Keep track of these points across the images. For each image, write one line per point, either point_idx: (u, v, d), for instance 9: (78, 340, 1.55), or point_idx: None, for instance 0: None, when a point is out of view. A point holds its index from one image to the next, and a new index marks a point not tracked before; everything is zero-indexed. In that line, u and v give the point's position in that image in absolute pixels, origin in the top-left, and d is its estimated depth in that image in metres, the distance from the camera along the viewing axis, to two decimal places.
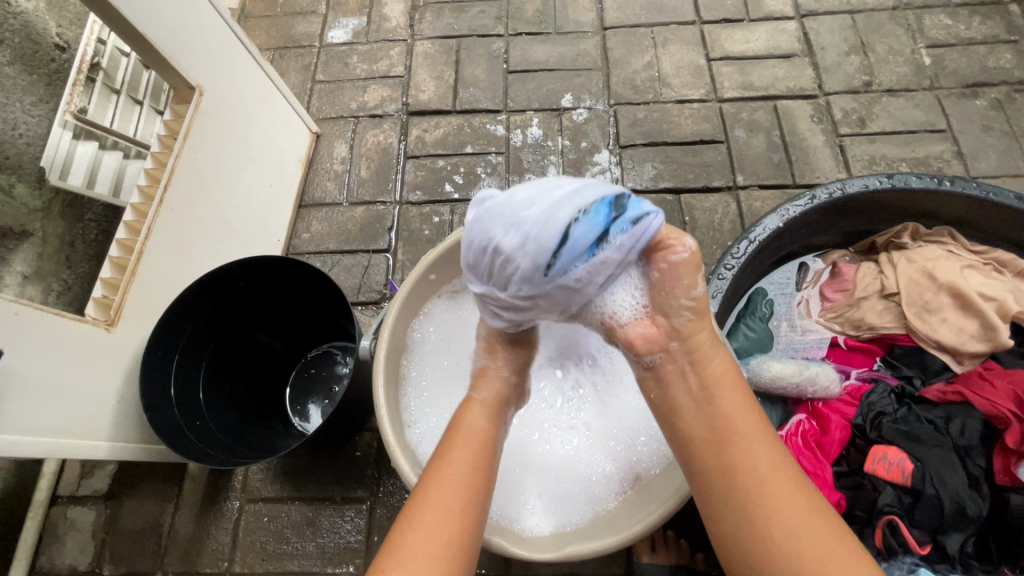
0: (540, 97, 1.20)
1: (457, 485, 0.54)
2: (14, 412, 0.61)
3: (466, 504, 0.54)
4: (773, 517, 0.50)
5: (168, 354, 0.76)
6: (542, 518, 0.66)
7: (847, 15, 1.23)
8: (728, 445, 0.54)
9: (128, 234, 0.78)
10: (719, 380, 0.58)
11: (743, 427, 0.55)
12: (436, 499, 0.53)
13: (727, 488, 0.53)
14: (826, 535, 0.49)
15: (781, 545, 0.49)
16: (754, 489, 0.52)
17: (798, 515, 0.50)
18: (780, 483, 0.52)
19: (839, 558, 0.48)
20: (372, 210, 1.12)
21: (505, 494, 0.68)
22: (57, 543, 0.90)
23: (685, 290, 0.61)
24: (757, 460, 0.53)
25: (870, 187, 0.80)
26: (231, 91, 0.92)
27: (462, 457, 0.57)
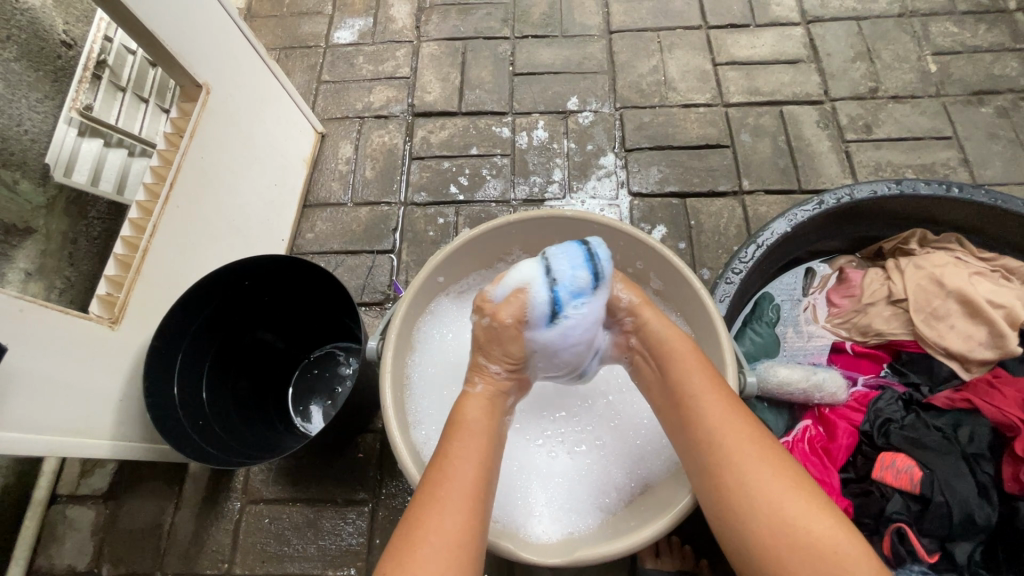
0: (546, 100, 1.20)
1: (466, 477, 0.53)
2: (16, 410, 0.60)
3: (473, 498, 0.52)
4: (740, 471, 0.52)
5: (173, 351, 0.76)
6: (549, 526, 0.65)
7: (853, 22, 1.23)
8: (692, 410, 0.57)
9: (133, 232, 0.77)
10: (675, 350, 0.61)
11: (699, 390, 0.58)
12: (448, 494, 0.52)
13: (693, 450, 0.56)
14: (779, 484, 0.51)
15: (739, 498, 0.52)
16: (719, 448, 0.54)
17: (761, 467, 0.52)
18: (739, 441, 0.54)
19: (792, 503, 0.50)
20: (377, 211, 1.12)
21: (511, 502, 0.67)
22: (55, 543, 0.89)
23: (615, 301, 0.66)
24: (713, 415, 0.56)
25: (878, 193, 0.80)
26: (238, 89, 0.92)
27: (467, 451, 0.55)
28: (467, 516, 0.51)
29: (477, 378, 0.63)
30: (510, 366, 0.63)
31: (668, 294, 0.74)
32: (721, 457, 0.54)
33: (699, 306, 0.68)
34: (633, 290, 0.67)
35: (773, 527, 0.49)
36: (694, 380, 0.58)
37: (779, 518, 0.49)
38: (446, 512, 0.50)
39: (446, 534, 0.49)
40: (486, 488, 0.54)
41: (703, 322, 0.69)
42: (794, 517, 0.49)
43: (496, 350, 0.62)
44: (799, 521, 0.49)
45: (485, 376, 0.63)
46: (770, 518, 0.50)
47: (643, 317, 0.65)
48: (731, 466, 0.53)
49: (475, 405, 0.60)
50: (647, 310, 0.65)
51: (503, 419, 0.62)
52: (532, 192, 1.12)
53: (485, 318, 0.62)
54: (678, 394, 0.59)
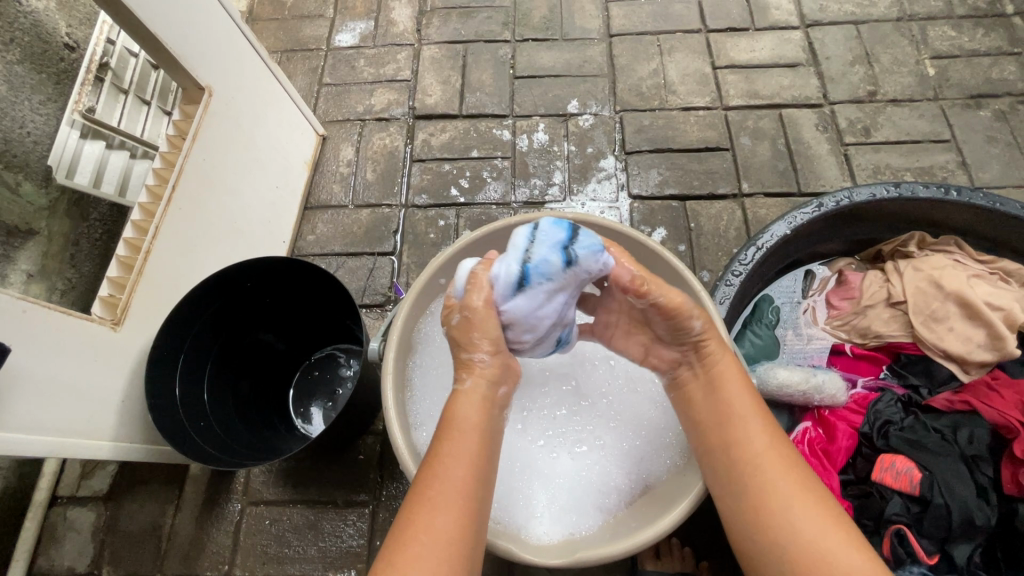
0: (547, 103, 1.21)
1: (452, 476, 0.53)
2: (19, 411, 0.60)
3: (459, 498, 0.52)
4: (780, 500, 0.53)
5: (174, 352, 0.76)
6: (550, 527, 0.65)
7: (852, 26, 1.24)
8: (735, 435, 0.58)
9: (135, 233, 0.78)
10: (721, 375, 0.62)
11: (746, 418, 0.58)
12: (433, 495, 0.52)
13: (732, 474, 0.56)
14: (821, 515, 0.51)
15: (776, 527, 0.52)
16: (760, 475, 0.55)
17: (803, 499, 0.53)
18: (781, 470, 0.54)
19: (832, 535, 0.50)
20: (377, 213, 1.12)
21: (512, 503, 0.67)
22: (55, 545, 0.89)
23: (687, 327, 0.61)
24: (757, 443, 0.56)
25: (877, 196, 0.80)
26: (240, 92, 0.92)
27: (451, 451, 0.55)
28: (456, 517, 0.51)
29: (465, 372, 0.61)
30: (491, 352, 0.60)
31: None
32: (761, 486, 0.54)
33: (697, 307, 0.69)
34: (706, 318, 0.62)
35: (811, 557, 0.50)
36: (742, 406, 0.59)
37: (818, 551, 0.50)
38: (431, 512, 0.51)
39: (434, 536, 0.50)
40: (476, 485, 0.54)
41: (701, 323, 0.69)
42: (832, 549, 0.49)
43: (473, 341, 0.60)
44: (838, 557, 0.49)
45: (472, 370, 0.60)
46: (807, 550, 0.50)
47: (713, 345, 0.62)
48: (772, 495, 0.53)
49: (468, 402, 0.59)
50: (714, 338, 0.62)
51: (496, 411, 0.61)
52: (533, 194, 1.12)
53: (457, 314, 0.61)
54: (722, 419, 0.59)
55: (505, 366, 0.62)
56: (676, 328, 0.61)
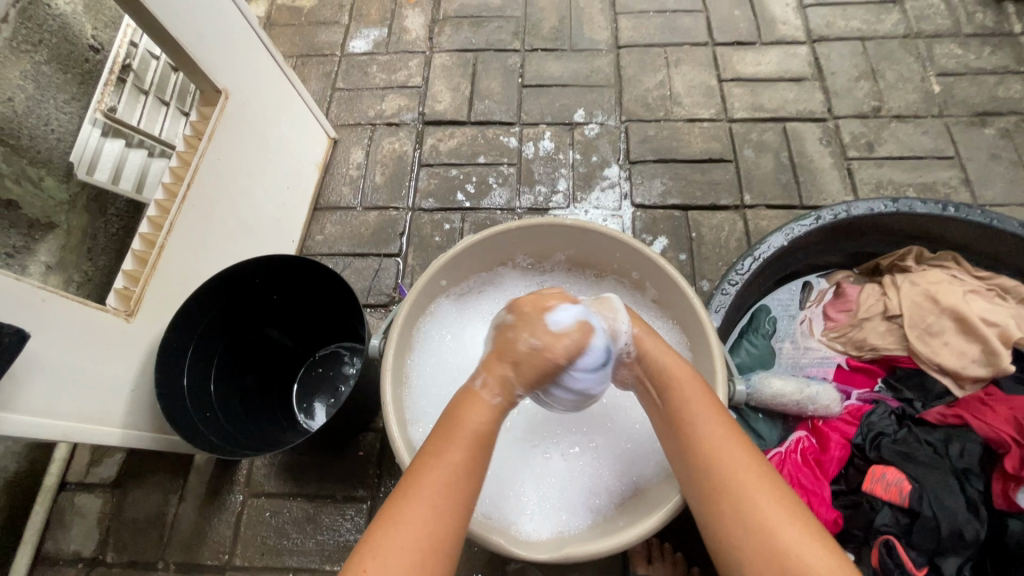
0: (554, 112, 1.23)
1: (451, 486, 0.53)
2: (37, 397, 0.62)
3: (450, 505, 0.52)
4: (733, 497, 0.53)
5: (183, 344, 0.78)
6: (540, 524, 0.66)
7: (858, 42, 1.25)
8: (689, 435, 0.57)
9: (150, 229, 0.80)
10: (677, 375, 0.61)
11: (703, 418, 0.57)
12: (424, 502, 0.52)
13: (691, 476, 0.56)
14: (777, 511, 0.51)
15: (736, 523, 0.52)
16: (714, 473, 0.54)
17: (758, 494, 0.52)
18: (735, 467, 0.54)
19: (788, 532, 0.50)
20: (385, 215, 1.15)
21: (504, 500, 0.68)
22: (62, 529, 0.92)
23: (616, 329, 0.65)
24: (708, 442, 0.56)
25: (875, 210, 0.81)
26: (255, 95, 0.95)
27: (452, 460, 0.54)
28: (444, 527, 0.52)
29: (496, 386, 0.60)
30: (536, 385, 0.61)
31: (664, 301, 0.74)
32: (722, 485, 0.54)
33: (692, 315, 0.69)
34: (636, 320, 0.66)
35: (764, 552, 0.50)
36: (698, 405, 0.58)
37: (778, 546, 0.49)
38: (422, 519, 0.51)
39: (421, 542, 0.50)
40: (471, 496, 0.54)
41: (696, 330, 0.69)
42: (785, 544, 0.49)
43: (530, 372, 0.60)
44: (796, 549, 0.49)
45: (509, 393, 0.60)
46: (769, 548, 0.50)
47: (646, 346, 0.64)
48: (727, 492, 0.53)
49: (476, 413, 0.58)
50: (648, 338, 0.65)
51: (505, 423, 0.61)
52: (537, 201, 1.14)
53: (533, 341, 0.60)
54: (675, 418, 0.59)
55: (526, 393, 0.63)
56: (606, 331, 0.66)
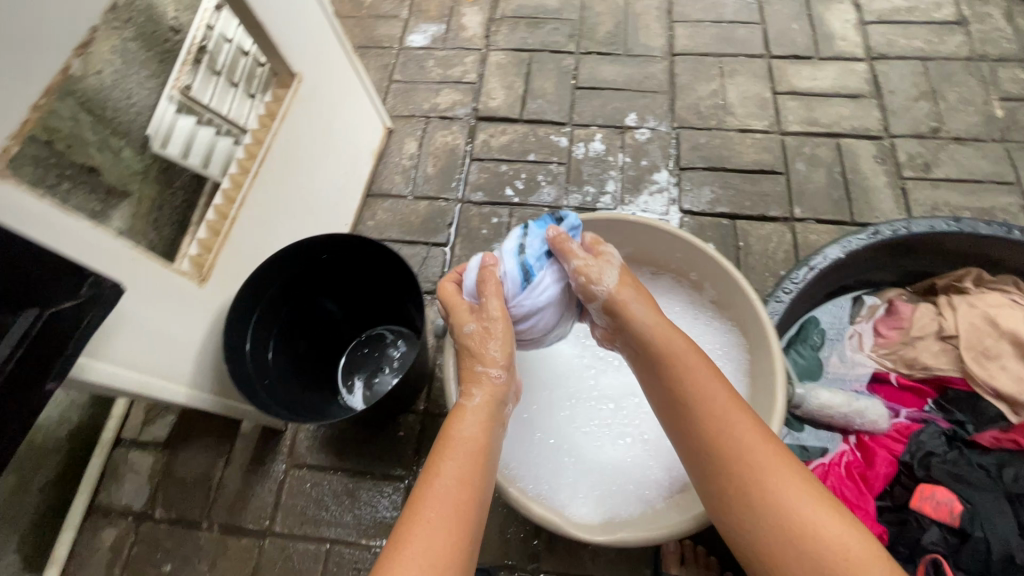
0: (605, 115, 1.24)
1: (450, 492, 0.55)
2: (121, 348, 0.66)
3: (453, 519, 0.53)
4: (743, 471, 0.54)
5: (249, 310, 0.81)
6: (591, 509, 0.68)
7: (919, 61, 1.24)
8: (695, 412, 0.58)
9: (223, 201, 0.83)
10: (679, 353, 0.62)
11: (704, 389, 0.59)
12: (430, 507, 0.53)
13: (701, 452, 0.57)
14: (788, 482, 0.52)
15: (749, 496, 0.53)
16: (725, 449, 0.55)
17: (768, 466, 0.53)
18: (744, 440, 0.55)
19: (799, 501, 0.51)
20: (435, 206, 1.18)
21: (557, 484, 0.70)
22: (115, 483, 0.96)
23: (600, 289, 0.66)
24: (715, 415, 0.57)
25: (935, 229, 0.81)
26: (324, 81, 0.99)
27: (449, 465, 0.57)
28: (452, 523, 0.53)
29: (473, 389, 0.65)
30: (506, 369, 0.65)
31: (724, 303, 0.75)
32: (734, 461, 0.54)
33: (751, 315, 0.69)
34: (622, 282, 0.66)
35: (779, 523, 0.51)
36: (706, 386, 0.59)
37: (791, 516, 0.50)
38: (432, 535, 0.51)
39: (429, 549, 0.50)
40: (474, 489, 0.56)
41: (755, 333, 0.69)
42: (799, 513, 0.50)
43: (490, 354, 0.65)
44: (811, 518, 0.50)
45: (483, 384, 0.64)
46: (782, 515, 0.51)
47: (633, 309, 0.65)
48: (737, 466, 0.54)
49: (467, 420, 0.62)
50: (631, 305, 0.65)
51: (499, 431, 0.63)
52: (585, 201, 1.16)
53: (471, 324, 0.67)
54: (676, 395, 0.60)
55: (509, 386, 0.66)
56: (589, 294, 0.66)
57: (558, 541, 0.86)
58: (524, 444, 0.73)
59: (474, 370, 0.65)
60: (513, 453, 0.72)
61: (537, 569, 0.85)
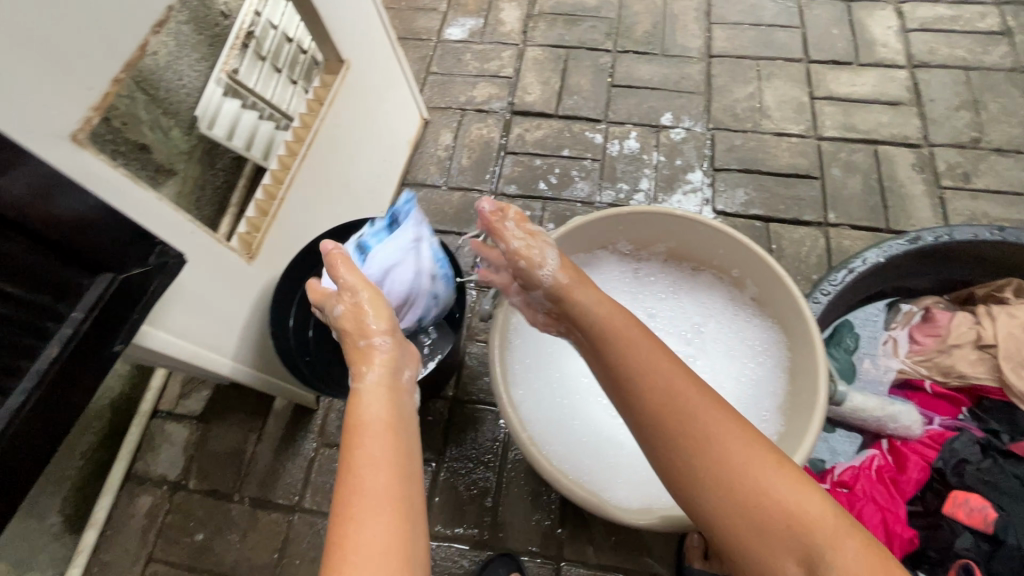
0: (641, 113, 1.25)
1: (376, 486, 0.48)
2: (176, 320, 0.68)
3: (388, 514, 0.47)
4: (699, 444, 0.53)
5: (292, 289, 0.84)
6: (630, 494, 0.69)
7: (961, 71, 1.22)
8: (643, 391, 0.57)
9: (272, 181, 0.85)
10: (627, 330, 0.61)
11: (650, 366, 0.58)
12: (363, 507, 0.47)
13: (655, 431, 0.56)
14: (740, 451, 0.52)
15: (705, 469, 0.52)
16: (678, 424, 0.55)
17: (724, 438, 0.53)
18: (697, 413, 0.54)
19: (752, 468, 0.51)
20: (468, 197, 1.19)
21: (596, 469, 0.71)
22: (151, 452, 0.99)
23: (542, 272, 0.65)
24: (664, 391, 0.56)
25: (979, 237, 0.80)
26: (369, 69, 1.00)
27: (372, 453, 0.50)
28: (392, 518, 0.47)
29: (365, 369, 0.59)
30: (389, 335, 0.61)
31: (764, 301, 0.76)
32: (690, 438, 0.54)
33: (794, 314, 0.69)
34: (563, 261, 0.66)
35: (734, 493, 0.51)
36: (653, 362, 0.58)
37: (744, 485, 0.50)
38: (372, 537, 0.46)
39: (366, 553, 0.45)
40: (407, 471, 0.51)
41: (796, 331, 0.70)
42: (754, 480, 0.50)
43: (366, 325, 0.61)
44: (767, 485, 0.50)
45: (371, 359, 0.59)
46: (739, 485, 0.51)
47: (573, 287, 0.65)
48: (692, 440, 0.53)
49: (369, 400, 0.56)
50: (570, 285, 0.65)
51: (406, 399, 0.59)
52: (618, 198, 1.16)
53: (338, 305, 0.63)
54: (622, 374, 0.59)
55: (403, 351, 0.62)
56: (533, 280, 0.66)
57: (582, 531, 0.88)
58: (568, 433, 0.75)
59: (360, 345, 0.61)
60: (553, 438, 0.74)
61: (561, 557, 0.86)
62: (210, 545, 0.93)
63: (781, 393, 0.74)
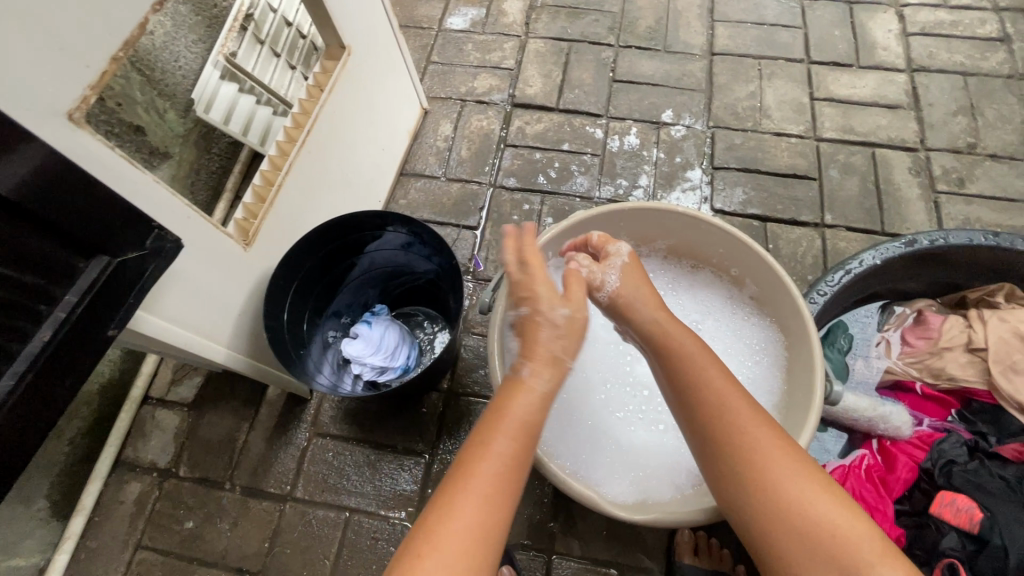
0: (642, 109, 1.25)
1: (477, 483, 0.51)
2: (170, 304, 0.67)
3: (478, 510, 0.49)
4: (749, 459, 0.55)
5: (290, 279, 0.82)
6: (622, 489, 0.69)
7: (960, 76, 1.23)
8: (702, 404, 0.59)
9: (270, 168, 0.85)
10: (681, 342, 0.63)
11: (707, 380, 0.60)
12: (452, 516, 0.49)
13: (707, 442, 0.58)
14: (788, 472, 0.53)
15: (751, 485, 0.54)
16: (727, 436, 0.57)
17: (773, 456, 0.54)
18: (749, 428, 0.56)
19: (795, 490, 0.52)
20: (467, 188, 1.19)
21: (590, 463, 0.72)
22: (141, 439, 0.98)
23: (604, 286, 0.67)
24: (720, 404, 0.58)
25: (974, 242, 0.81)
26: (369, 55, 0.99)
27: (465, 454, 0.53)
28: (480, 515, 0.49)
29: (542, 373, 0.58)
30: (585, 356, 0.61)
31: (764, 300, 0.77)
32: (742, 453, 0.55)
33: (792, 313, 0.70)
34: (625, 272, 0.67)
35: (777, 511, 0.52)
36: (711, 377, 0.60)
37: (786, 505, 0.52)
38: (463, 528, 0.48)
39: (458, 543, 0.47)
40: (506, 484, 0.52)
41: (793, 329, 0.71)
42: (797, 504, 0.52)
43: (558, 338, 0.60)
44: (807, 508, 0.52)
45: (550, 368, 0.58)
46: (784, 506, 0.52)
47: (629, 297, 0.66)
48: (745, 457, 0.55)
49: (527, 404, 0.56)
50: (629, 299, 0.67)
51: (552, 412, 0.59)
52: (617, 193, 1.16)
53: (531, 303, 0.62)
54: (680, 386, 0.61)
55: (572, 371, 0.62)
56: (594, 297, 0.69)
57: (575, 525, 0.88)
58: (561, 425, 0.75)
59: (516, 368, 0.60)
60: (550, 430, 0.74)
61: (553, 550, 0.87)
62: (200, 534, 0.92)
63: (778, 391, 0.74)
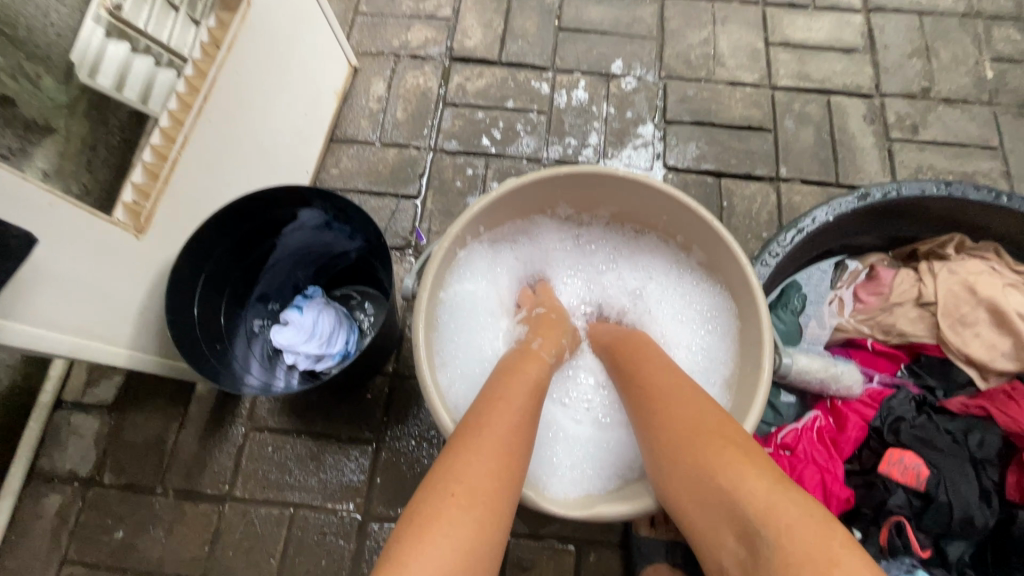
0: (590, 60, 1.16)
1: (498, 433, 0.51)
2: (39, 304, 0.60)
3: (490, 458, 0.49)
4: (684, 441, 0.52)
5: (196, 269, 0.75)
6: (566, 484, 0.67)
7: (916, 16, 1.18)
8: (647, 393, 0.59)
9: (162, 141, 0.74)
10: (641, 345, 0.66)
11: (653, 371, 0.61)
12: (472, 460, 0.48)
13: (650, 427, 0.57)
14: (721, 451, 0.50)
15: (689, 466, 0.51)
16: (669, 416, 0.55)
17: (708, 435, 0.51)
18: (689, 407, 0.55)
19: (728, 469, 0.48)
20: (405, 153, 1.09)
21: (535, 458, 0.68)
22: (58, 447, 0.90)
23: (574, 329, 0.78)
24: (670, 386, 0.58)
25: (925, 193, 0.78)
26: (279, 7, 0.87)
27: (473, 413, 0.53)
28: (496, 464, 0.49)
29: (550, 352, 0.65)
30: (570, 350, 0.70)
31: (710, 266, 0.73)
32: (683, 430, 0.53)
33: (739, 278, 0.67)
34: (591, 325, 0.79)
35: (709, 489, 0.49)
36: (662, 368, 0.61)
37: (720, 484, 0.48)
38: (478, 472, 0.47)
39: (475, 483, 0.47)
40: (520, 445, 0.51)
41: (740, 292, 0.68)
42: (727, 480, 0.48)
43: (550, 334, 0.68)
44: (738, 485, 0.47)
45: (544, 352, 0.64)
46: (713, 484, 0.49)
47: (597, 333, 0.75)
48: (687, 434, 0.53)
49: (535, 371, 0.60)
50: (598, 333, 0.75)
51: None
52: (566, 153, 1.09)
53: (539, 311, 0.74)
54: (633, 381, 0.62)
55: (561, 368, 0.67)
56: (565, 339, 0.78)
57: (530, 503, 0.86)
58: None
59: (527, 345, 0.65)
60: None
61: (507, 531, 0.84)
62: (132, 543, 0.86)
63: (726, 361, 0.71)
